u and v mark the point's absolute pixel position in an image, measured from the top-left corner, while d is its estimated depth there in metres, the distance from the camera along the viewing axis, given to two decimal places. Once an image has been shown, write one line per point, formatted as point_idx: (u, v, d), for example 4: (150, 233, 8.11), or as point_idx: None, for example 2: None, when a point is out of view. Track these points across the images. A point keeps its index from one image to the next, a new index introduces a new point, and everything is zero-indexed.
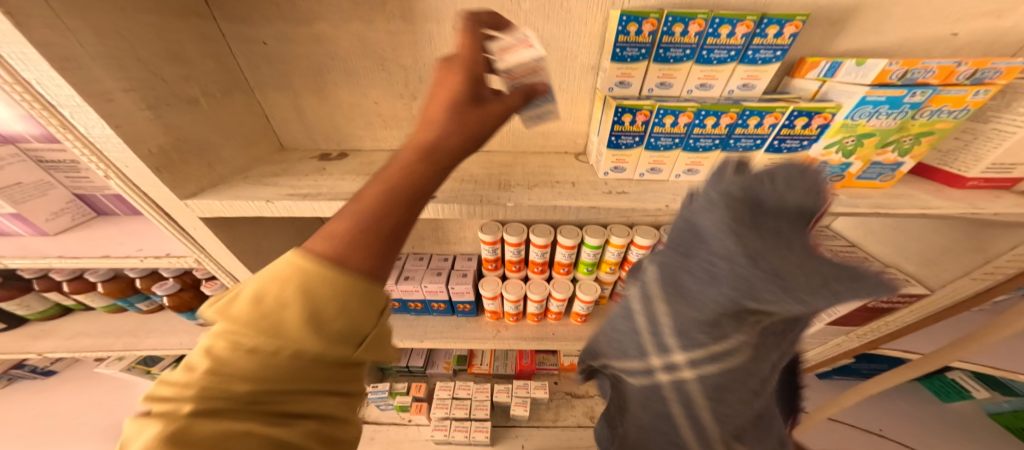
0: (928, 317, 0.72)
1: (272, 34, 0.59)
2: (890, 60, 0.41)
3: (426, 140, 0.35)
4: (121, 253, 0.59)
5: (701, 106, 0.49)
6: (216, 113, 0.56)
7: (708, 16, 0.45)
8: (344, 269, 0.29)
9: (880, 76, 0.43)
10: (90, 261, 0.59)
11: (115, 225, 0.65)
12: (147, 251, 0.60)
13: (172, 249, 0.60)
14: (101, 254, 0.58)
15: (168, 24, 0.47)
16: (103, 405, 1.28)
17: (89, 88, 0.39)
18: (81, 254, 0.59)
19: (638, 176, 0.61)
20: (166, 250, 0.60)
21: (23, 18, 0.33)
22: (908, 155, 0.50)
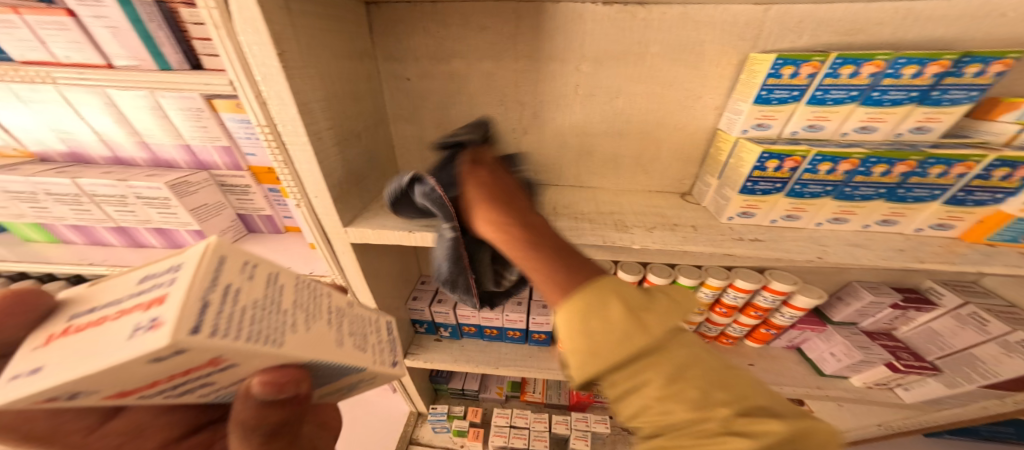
0: None
1: (416, 71, 0.69)
2: None
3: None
4: None
5: (871, 153, 0.46)
6: (365, 140, 0.65)
7: (890, 57, 0.43)
8: None
9: None
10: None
11: (262, 242, 0.74)
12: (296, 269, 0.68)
13: (315, 268, 0.69)
14: None
15: (349, 68, 0.58)
16: None
17: (310, 128, 0.48)
18: None
19: (769, 222, 0.57)
20: (308, 269, 0.69)
21: (288, 70, 0.43)
22: None
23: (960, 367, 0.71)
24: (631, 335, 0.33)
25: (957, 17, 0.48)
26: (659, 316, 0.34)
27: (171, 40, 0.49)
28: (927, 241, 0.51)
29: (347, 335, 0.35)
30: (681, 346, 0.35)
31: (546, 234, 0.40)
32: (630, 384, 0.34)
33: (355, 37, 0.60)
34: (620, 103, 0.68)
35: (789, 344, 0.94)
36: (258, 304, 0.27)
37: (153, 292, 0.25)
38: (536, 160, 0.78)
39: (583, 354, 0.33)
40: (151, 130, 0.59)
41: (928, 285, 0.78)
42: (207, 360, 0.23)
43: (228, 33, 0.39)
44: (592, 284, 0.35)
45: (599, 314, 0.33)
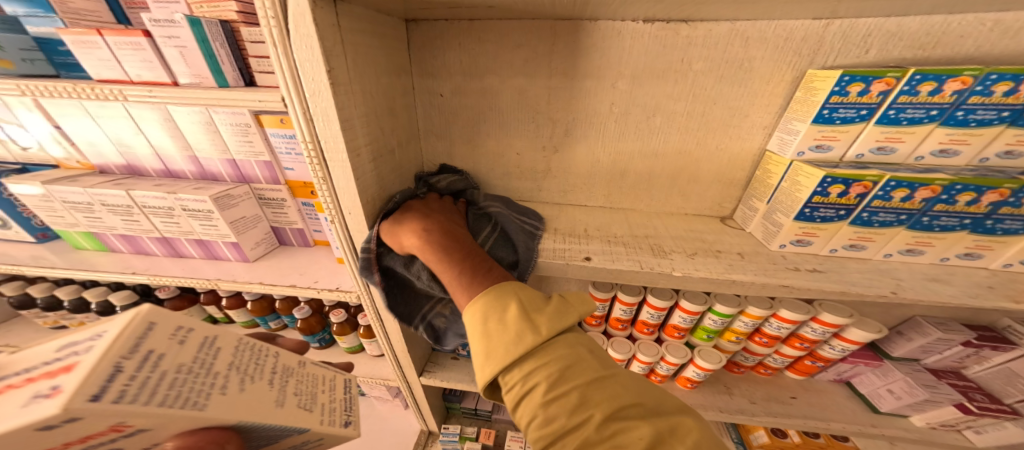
0: None
1: (449, 87, 0.70)
2: None
3: None
4: (304, 283, 0.67)
5: (955, 179, 0.41)
6: (397, 157, 0.64)
7: (979, 74, 0.39)
8: None
9: None
10: (280, 288, 0.67)
11: (292, 256, 0.74)
12: (323, 284, 0.68)
13: (342, 283, 0.68)
14: (289, 283, 0.67)
15: (388, 87, 0.59)
16: None
17: (350, 144, 0.49)
18: (275, 281, 0.68)
19: (828, 251, 0.52)
20: (336, 283, 0.68)
21: (336, 86, 0.44)
22: None
23: None
24: (523, 336, 0.37)
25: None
26: (545, 316, 0.38)
27: (231, 58, 0.51)
28: (1019, 278, 0.45)
29: (291, 395, 0.39)
30: (567, 346, 0.37)
31: (454, 245, 0.48)
32: (525, 386, 0.36)
33: (396, 55, 0.62)
34: (657, 122, 0.65)
35: (836, 378, 0.86)
36: (182, 368, 0.31)
37: (67, 360, 0.29)
38: (566, 178, 0.76)
39: (483, 347, 0.38)
40: (202, 145, 0.61)
41: (1006, 324, 0.69)
42: (108, 426, 0.26)
43: (285, 51, 0.42)
44: (501, 288, 0.42)
45: (503, 315, 0.39)
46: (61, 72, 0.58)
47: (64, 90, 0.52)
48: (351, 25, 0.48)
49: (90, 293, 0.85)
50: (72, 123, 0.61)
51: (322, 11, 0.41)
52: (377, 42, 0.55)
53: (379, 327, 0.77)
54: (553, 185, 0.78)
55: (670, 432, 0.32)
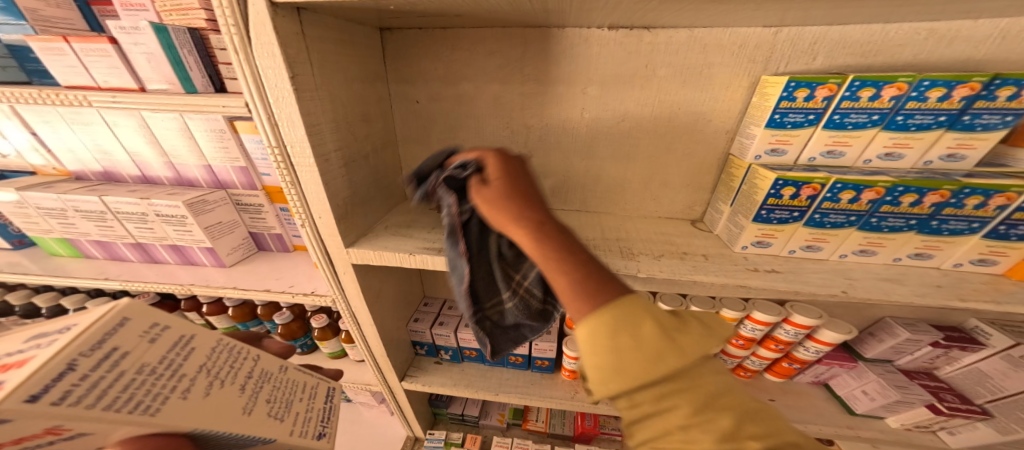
0: None
1: (425, 93, 0.71)
2: None
3: None
4: (279, 288, 0.67)
5: (898, 181, 0.42)
6: (371, 162, 0.65)
7: (913, 80, 0.41)
8: None
9: None
10: (254, 292, 0.67)
11: (268, 261, 0.74)
12: (298, 288, 0.68)
13: (316, 288, 0.68)
14: (263, 288, 0.67)
15: (361, 93, 0.60)
16: None
17: (318, 150, 0.49)
18: (250, 286, 0.68)
19: (788, 252, 0.53)
20: (310, 288, 0.68)
21: (301, 92, 0.45)
22: None
23: (1015, 412, 0.63)
24: (665, 358, 0.29)
25: (989, 37, 0.45)
26: (689, 335, 0.30)
27: (200, 64, 0.52)
28: (969, 277, 0.46)
29: (261, 403, 0.39)
30: (714, 372, 0.30)
31: (569, 241, 0.34)
32: (655, 410, 0.29)
33: (370, 62, 0.63)
34: (627, 127, 0.67)
35: (814, 379, 0.86)
36: (144, 369, 0.30)
37: (26, 354, 0.27)
38: (542, 183, 0.77)
39: (613, 370, 0.29)
40: (177, 150, 0.61)
41: (974, 324, 0.70)
42: (44, 429, 0.24)
43: (247, 58, 0.42)
44: (625, 297, 0.31)
45: (636, 328, 0.29)
46: (33, 78, 0.59)
47: (31, 97, 0.52)
48: (320, 33, 0.48)
49: (68, 300, 0.85)
50: (49, 131, 0.62)
51: (286, 19, 0.41)
52: (348, 50, 0.56)
53: (357, 333, 0.77)
54: None
55: None
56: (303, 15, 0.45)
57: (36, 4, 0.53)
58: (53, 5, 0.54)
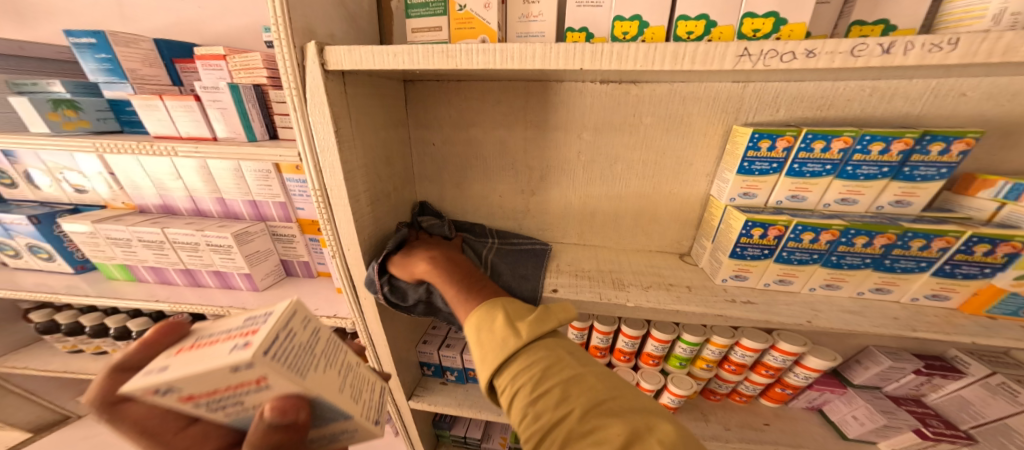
0: None
1: (441, 137, 0.80)
2: None
3: None
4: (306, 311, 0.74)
5: (849, 225, 0.49)
6: (392, 198, 0.74)
7: (856, 135, 0.48)
8: None
9: None
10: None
11: (296, 285, 0.82)
12: (322, 311, 0.75)
13: (337, 311, 0.75)
14: None
15: (386, 137, 0.69)
16: None
17: (351, 192, 0.57)
18: None
19: (763, 285, 0.59)
20: (333, 311, 0.75)
21: (342, 143, 0.53)
22: None
23: (997, 438, 0.65)
24: (506, 341, 0.44)
25: (920, 97, 0.52)
26: (527, 324, 0.46)
27: (260, 115, 0.62)
28: (924, 311, 0.50)
29: (348, 387, 0.41)
30: (547, 349, 0.44)
31: (453, 271, 0.59)
32: (513, 386, 0.41)
33: (394, 111, 0.72)
34: (619, 168, 0.75)
35: (809, 405, 0.89)
36: (302, 345, 0.37)
37: (245, 327, 0.36)
38: (544, 218, 0.85)
39: (479, 352, 0.46)
40: (231, 187, 0.70)
41: (953, 354, 0.74)
42: (253, 379, 0.32)
43: (302, 115, 0.51)
44: (486, 305, 0.50)
45: (490, 324, 0.47)
46: (126, 128, 0.70)
47: (128, 147, 0.61)
48: (357, 91, 0.57)
49: (113, 319, 0.94)
50: (124, 170, 0.72)
51: (333, 83, 0.50)
52: (378, 103, 0.65)
53: (372, 354, 0.83)
54: (533, 222, 0.86)
55: (644, 428, 0.34)
56: (347, 78, 0.54)
57: (135, 65, 0.62)
58: (149, 65, 0.64)
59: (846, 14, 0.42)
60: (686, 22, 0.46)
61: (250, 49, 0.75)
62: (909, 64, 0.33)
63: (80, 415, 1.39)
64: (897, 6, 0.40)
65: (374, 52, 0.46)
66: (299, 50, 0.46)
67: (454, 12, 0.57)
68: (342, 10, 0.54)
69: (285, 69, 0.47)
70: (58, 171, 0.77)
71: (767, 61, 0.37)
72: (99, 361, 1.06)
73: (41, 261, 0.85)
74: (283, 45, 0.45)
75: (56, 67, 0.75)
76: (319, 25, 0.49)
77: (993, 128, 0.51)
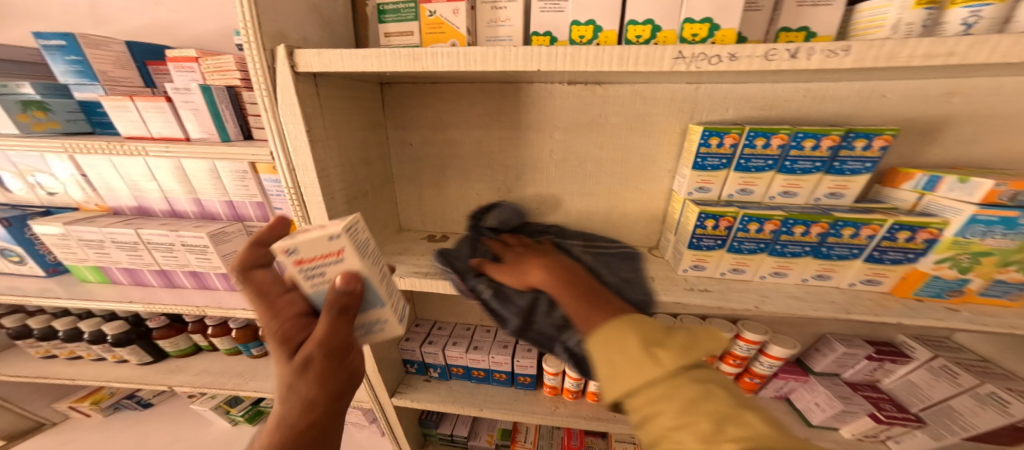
0: None
1: (418, 138, 0.80)
2: (995, 182, 0.41)
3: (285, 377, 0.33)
4: None
5: (788, 216, 0.53)
6: (372, 199, 0.73)
7: (791, 132, 0.52)
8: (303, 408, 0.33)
9: (988, 195, 0.42)
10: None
11: None
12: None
13: None
14: None
15: (366, 138, 0.67)
16: (171, 445, 1.25)
17: (326, 191, 0.53)
18: None
19: (719, 274, 0.63)
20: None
21: (315, 143, 0.50)
22: (971, 273, 0.47)
23: (942, 418, 0.68)
24: (643, 366, 0.35)
25: (852, 97, 0.55)
26: (672, 352, 0.35)
27: (234, 116, 0.63)
28: (860, 295, 0.54)
29: (386, 285, 0.42)
30: (697, 382, 0.34)
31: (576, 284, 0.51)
32: (647, 416, 0.34)
33: (370, 112, 0.67)
34: (589, 167, 0.77)
35: (777, 394, 0.89)
36: (366, 237, 0.40)
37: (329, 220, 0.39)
38: (520, 215, 0.85)
39: (607, 374, 0.37)
40: (206, 188, 0.71)
41: (901, 339, 0.77)
42: (335, 248, 0.35)
43: (273, 116, 0.47)
44: (620, 320, 0.40)
45: (620, 340, 0.38)
46: (97, 130, 0.70)
47: (99, 147, 0.62)
48: (332, 92, 0.54)
49: (87, 323, 0.93)
50: (97, 172, 0.72)
51: (305, 84, 0.47)
52: (355, 103, 0.61)
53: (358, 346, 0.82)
54: None
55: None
56: (320, 79, 0.50)
57: (106, 67, 0.64)
58: (121, 67, 0.65)
59: (775, 21, 0.47)
60: (635, 26, 0.49)
61: (226, 52, 0.76)
62: (812, 67, 0.37)
63: (56, 422, 1.37)
64: (815, 16, 0.45)
65: (344, 55, 0.43)
66: (269, 52, 0.43)
67: (424, 17, 0.56)
68: (314, 14, 0.51)
69: (253, 72, 0.43)
70: (29, 174, 0.77)
71: (699, 64, 0.41)
72: (73, 366, 1.05)
73: (12, 265, 0.84)
74: (253, 48, 0.42)
75: (27, 69, 0.75)
76: (290, 28, 0.46)
77: (917, 127, 0.55)
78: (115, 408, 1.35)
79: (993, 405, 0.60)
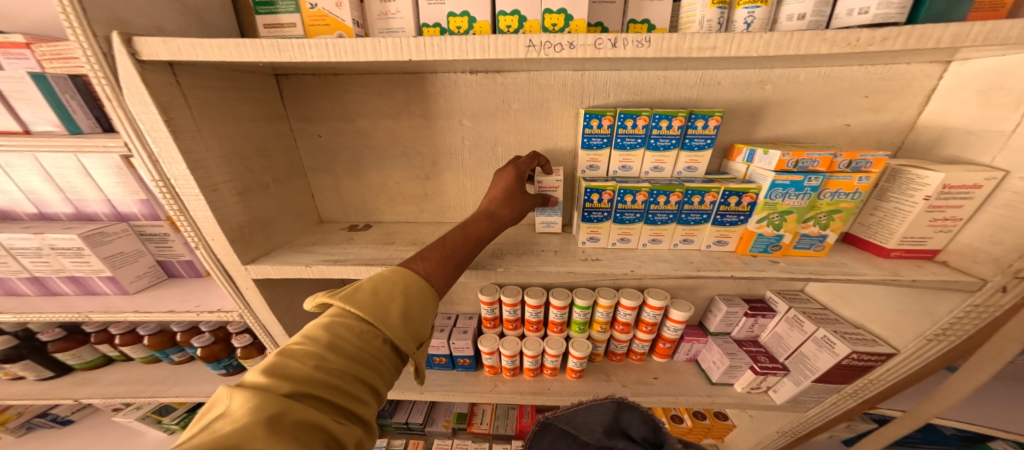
0: (912, 377, 0.66)
1: (326, 129, 0.74)
2: (781, 152, 0.54)
3: (510, 196, 0.61)
4: (183, 308, 0.68)
5: (652, 187, 0.61)
6: (280, 194, 0.68)
7: (650, 114, 0.60)
8: (507, 214, 0.59)
9: (779, 163, 0.55)
10: (159, 315, 0.69)
11: (180, 285, 0.76)
12: (204, 307, 0.69)
13: (223, 305, 0.68)
14: (167, 310, 0.68)
15: (262, 129, 0.63)
16: None
17: (204, 182, 0.51)
18: (152, 309, 0.69)
19: (611, 244, 0.69)
20: (218, 306, 0.69)
21: (179, 133, 0.48)
22: (784, 229, 0.59)
23: (798, 364, 0.78)
24: None
25: (696, 84, 0.67)
26: None
27: (84, 108, 0.59)
28: (713, 254, 0.63)
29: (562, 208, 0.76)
30: None
31: None
32: None
33: (268, 104, 0.65)
34: (500, 151, 0.77)
35: (688, 357, 0.99)
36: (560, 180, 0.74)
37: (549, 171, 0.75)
38: (442, 202, 0.82)
39: None
40: (79, 187, 0.65)
41: (768, 295, 0.89)
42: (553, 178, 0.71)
43: (120, 105, 0.45)
44: None
45: None
46: None
47: None
48: (203, 82, 0.52)
49: None
50: None
51: (156, 74, 0.45)
52: (241, 97, 0.58)
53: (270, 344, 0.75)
54: (432, 208, 0.83)
55: None
56: (181, 70, 0.48)
57: None
58: None
59: (626, 14, 0.54)
60: (504, 16, 0.54)
61: None
62: (629, 56, 0.46)
63: None
64: (653, 10, 0.53)
65: (194, 43, 0.43)
66: (103, 40, 0.42)
67: (306, 9, 0.55)
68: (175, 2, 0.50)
69: (86, 59, 0.42)
70: None
71: (547, 51, 0.46)
72: None
73: None
74: (79, 34, 0.41)
75: None
76: (135, 16, 0.44)
77: (748, 107, 0.69)
78: (27, 428, 1.24)
79: (826, 347, 0.71)
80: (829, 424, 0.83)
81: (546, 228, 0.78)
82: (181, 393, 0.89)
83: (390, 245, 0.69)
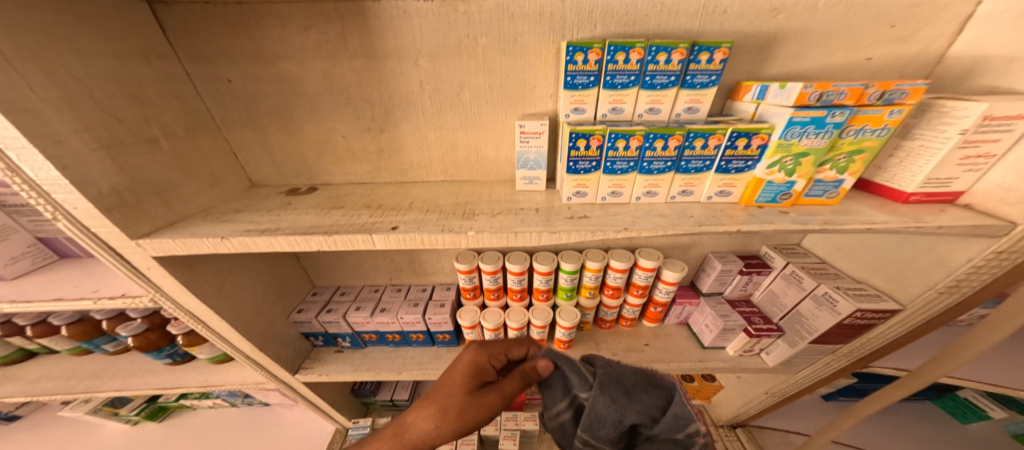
0: (910, 334, 0.63)
1: (238, 73, 0.59)
2: (804, 84, 0.45)
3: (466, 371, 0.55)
4: (75, 295, 0.58)
5: (649, 129, 0.51)
6: (179, 154, 0.56)
7: (645, 45, 0.50)
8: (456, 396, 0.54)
9: (800, 98, 0.47)
10: (43, 303, 0.58)
11: (77, 267, 0.65)
12: (103, 293, 0.59)
13: (127, 290, 0.58)
14: (53, 298, 0.58)
15: (129, 67, 0.49)
16: None
17: (37, 130, 0.39)
18: (34, 297, 0.58)
19: (600, 200, 0.60)
20: (121, 290, 0.58)
21: None
22: (796, 175, 0.51)
23: (795, 325, 0.75)
24: None
25: (697, 11, 0.56)
26: None
27: None
28: (715, 207, 0.56)
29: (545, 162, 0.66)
30: None
31: None
32: None
33: (141, 37, 0.51)
34: (467, 96, 0.65)
35: (678, 320, 0.95)
36: None
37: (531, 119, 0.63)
38: (402, 159, 0.71)
39: None
40: None
41: (764, 251, 0.84)
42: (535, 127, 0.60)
43: None
44: None
45: None
46: None
47: None
48: None
49: None
50: None
51: None
52: (82, 20, 0.44)
53: (201, 328, 0.66)
54: (391, 166, 0.72)
55: None
56: None
57: None
58: None
59: None
60: None
61: None
62: None
63: None
64: None
65: None
66: None
67: None
68: None
69: None
70: None
71: None
72: None
73: None
74: None
75: None
76: None
77: (755, 39, 0.58)
78: None
79: (826, 306, 0.66)
80: (818, 383, 0.82)
81: (529, 186, 0.68)
82: (120, 385, 0.80)
83: (338, 210, 0.59)
